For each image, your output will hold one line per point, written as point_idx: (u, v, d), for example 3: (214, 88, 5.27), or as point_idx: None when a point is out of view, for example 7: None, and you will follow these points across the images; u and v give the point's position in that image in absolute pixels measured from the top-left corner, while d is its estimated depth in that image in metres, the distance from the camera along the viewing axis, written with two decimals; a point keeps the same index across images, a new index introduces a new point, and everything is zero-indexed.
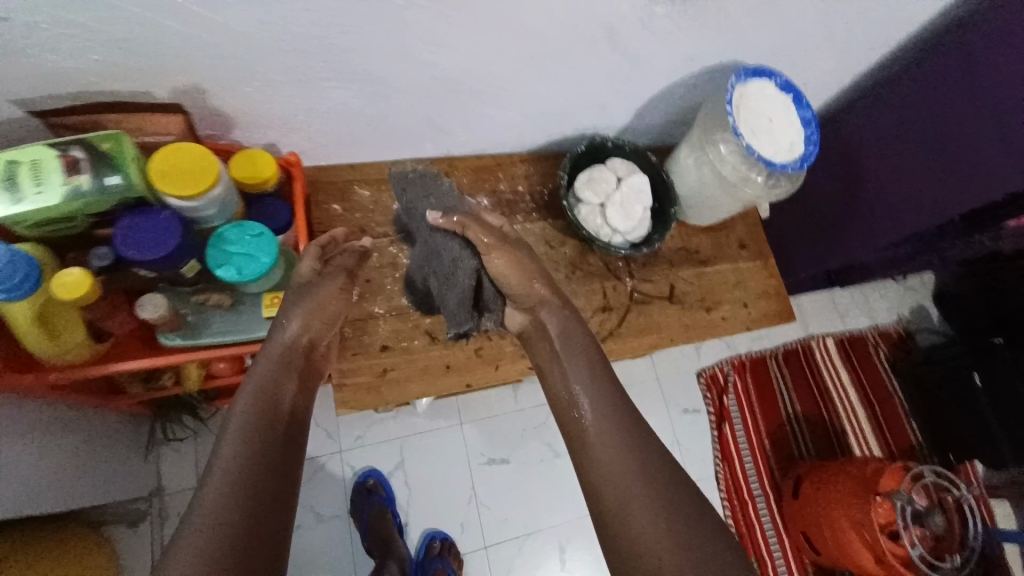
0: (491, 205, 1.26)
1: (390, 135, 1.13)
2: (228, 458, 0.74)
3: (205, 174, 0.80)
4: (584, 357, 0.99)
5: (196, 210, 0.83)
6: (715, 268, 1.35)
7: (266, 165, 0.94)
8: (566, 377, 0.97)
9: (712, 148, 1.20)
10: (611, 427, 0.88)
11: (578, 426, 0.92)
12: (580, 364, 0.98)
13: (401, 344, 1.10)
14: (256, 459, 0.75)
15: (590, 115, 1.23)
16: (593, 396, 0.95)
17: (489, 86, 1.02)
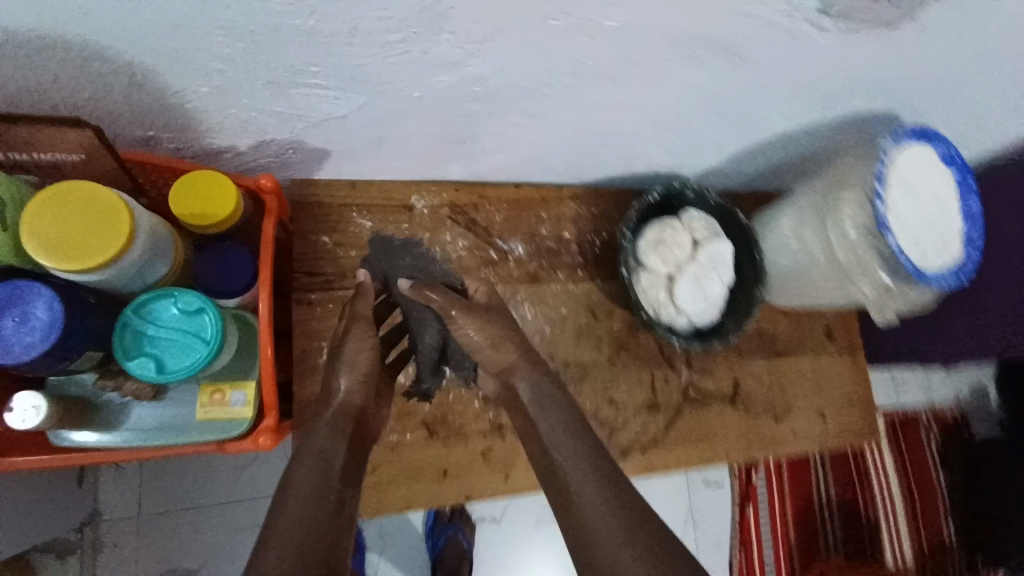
0: (527, 254, 0.97)
1: (405, 155, 0.83)
2: (287, 510, 0.60)
3: (111, 233, 0.53)
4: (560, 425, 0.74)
5: (98, 282, 0.56)
6: (791, 363, 1.08)
7: (225, 201, 0.67)
8: (542, 437, 0.74)
9: (834, 227, 0.87)
10: (599, 504, 0.64)
11: (560, 489, 0.69)
12: (555, 436, 0.73)
13: (389, 438, 0.85)
14: (311, 529, 0.59)
15: (670, 154, 0.93)
16: (579, 448, 0.71)
17: (546, 101, 0.72)
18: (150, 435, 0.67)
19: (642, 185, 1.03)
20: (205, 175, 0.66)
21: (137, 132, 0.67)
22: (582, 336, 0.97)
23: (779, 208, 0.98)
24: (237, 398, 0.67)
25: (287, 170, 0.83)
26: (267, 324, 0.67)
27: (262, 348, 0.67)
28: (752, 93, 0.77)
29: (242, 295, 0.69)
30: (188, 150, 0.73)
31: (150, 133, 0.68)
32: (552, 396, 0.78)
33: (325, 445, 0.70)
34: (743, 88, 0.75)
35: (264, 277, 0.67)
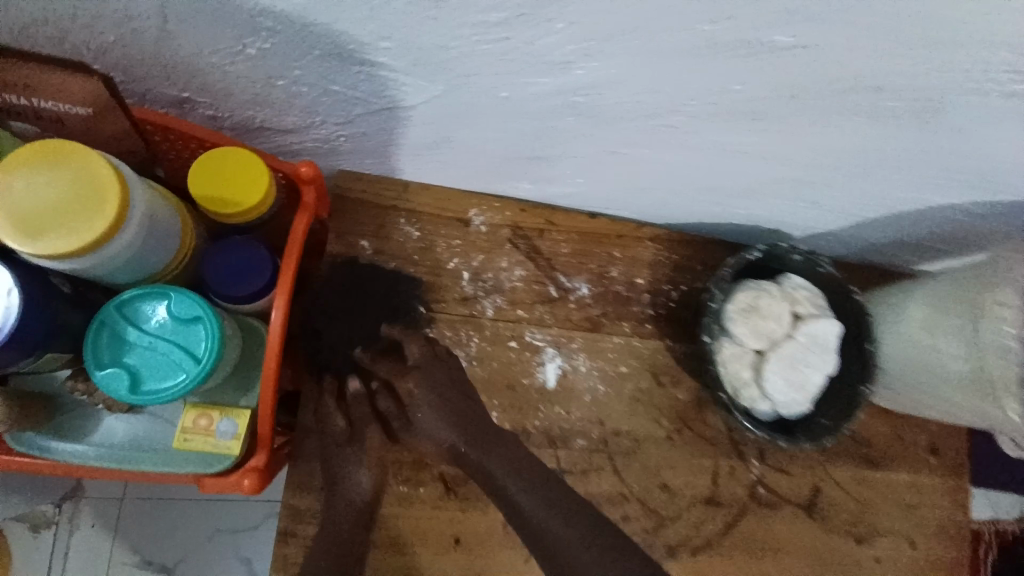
0: (590, 297, 0.83)
1: (472, 165, 0.71)
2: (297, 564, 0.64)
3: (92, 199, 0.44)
4: (530, 481, 0.68)
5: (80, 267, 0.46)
6: (878, 473, 0.90)
7: (256, 186, 0.55)
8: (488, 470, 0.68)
9: (983, 329, 0.71)
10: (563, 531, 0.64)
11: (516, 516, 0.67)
12: (530, 490, 0.67)
13: (398, 489, 0.72)
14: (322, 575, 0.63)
15: (782, 209, 0.77)
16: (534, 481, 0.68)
17: (656, 127, 0.59)
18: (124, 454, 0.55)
19: (738, 237, 0.87)
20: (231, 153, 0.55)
21: (169, 91, 0.57)
22: (640, 404, 0.82)
23: (907, 293, 0.81)
24: (226, 427, 0.55)
25: (334, 159, 0.72)
26: (277, 344, 0.54)
27: (268, 372, 0.54)
28: (916, 156, 0.61)
29: (254, 300, 0.57)
30: (226, 119, 0.62)
31: (184, 93, 0.58)
32: (506, 458, 0.69)
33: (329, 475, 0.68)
34: (908, 148, 0.59)
35: (284, 286, 0.55)
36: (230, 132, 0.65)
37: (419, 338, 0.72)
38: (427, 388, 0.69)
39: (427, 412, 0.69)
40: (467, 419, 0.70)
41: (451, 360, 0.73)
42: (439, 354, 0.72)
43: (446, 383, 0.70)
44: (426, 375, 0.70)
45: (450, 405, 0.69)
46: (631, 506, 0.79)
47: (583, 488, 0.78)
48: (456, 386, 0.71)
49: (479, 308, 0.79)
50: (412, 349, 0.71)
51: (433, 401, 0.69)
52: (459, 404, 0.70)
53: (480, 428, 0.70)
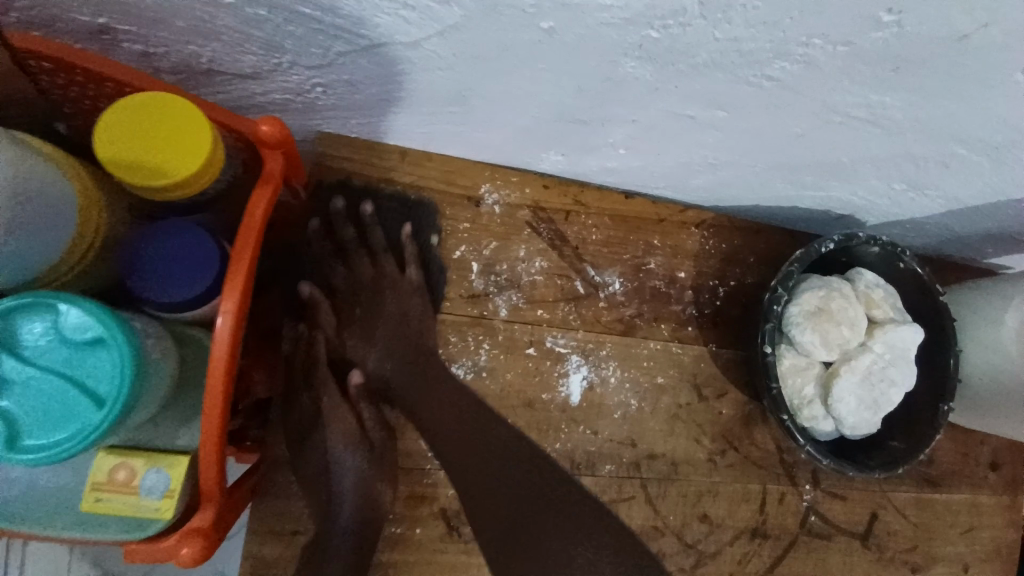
0: (623, 293, 0.69)
1: (490, 127, 0.55)
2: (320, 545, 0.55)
3: None
4: (458, 440, 0.60)
5: None
6: (944, 496, 0.78)
7: (189, 143, 0.40)
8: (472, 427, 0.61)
9: None
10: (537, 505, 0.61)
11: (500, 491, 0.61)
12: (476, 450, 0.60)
13: (391, 529, 0.60)
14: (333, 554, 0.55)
15: (865, 190, 0.63)
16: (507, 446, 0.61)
17: (748, 80, 0.44)
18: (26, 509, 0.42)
19: (798, 223, 0.73)
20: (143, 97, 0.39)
21: (79, 15, 0.41)
22: (679, 421, 0.69)
23: (1000, 295, 0.69)
24: (153, 482, 0.41)
25: (312, 119, 0.56)
26: (225, 364, 0.39)
27: (212, 402, 0.40)
28: None
29: (194, 309, 0.42)
30: (163, 59, 0.46)
31: (101, 20, 0.42)
32: (440, 406, 0.61)
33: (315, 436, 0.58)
34: None
35: (234, 283, 0.40)
36: (171, 77, 0.49)
37: (362, 255, 0.63)
38: (365, 312, 0.63)
39: (357, 342, 0.63)
40: (410, 352, 0.62)
41: (403, 281, 0.63)
42: (389, 275, 0.63)
43: (387, 306, 0.63)
44: (363, 295, 0.63)
45: (391, 325, 0.63)
46: (667, 541, 0.67)
47: None
48: (400, 313, 0.63)
49: (491, 306, 0.64)
50: (361, 268, 0.63)
51: (376, 324, 0.63)
52: (399, 326, 0.62)
53: (418, 355, 0.62)
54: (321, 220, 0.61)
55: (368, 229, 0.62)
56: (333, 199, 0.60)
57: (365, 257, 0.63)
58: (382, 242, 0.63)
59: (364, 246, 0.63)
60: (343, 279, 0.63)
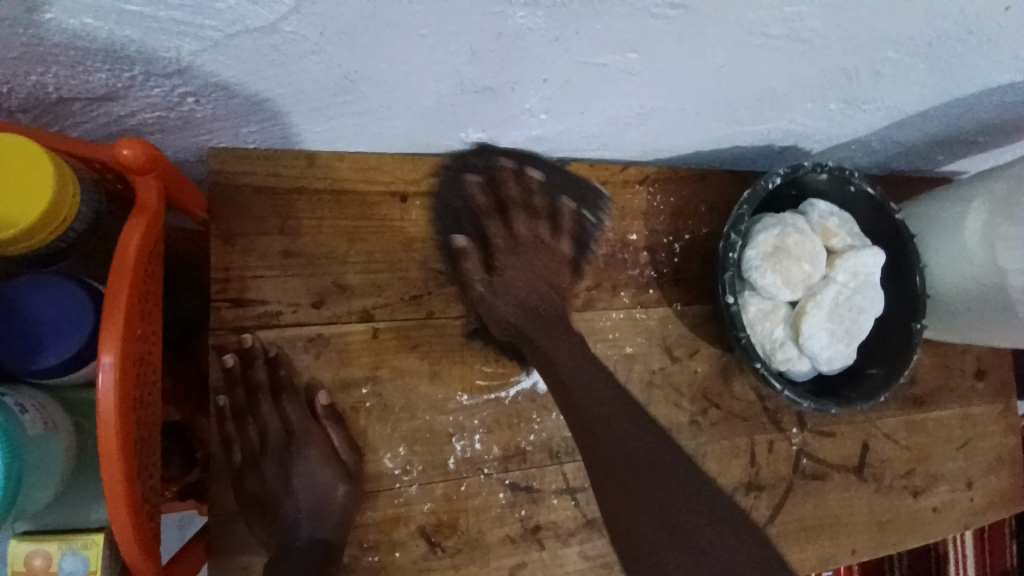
0: (580, 266, 0.65)
1: (394, 112, 0.51)
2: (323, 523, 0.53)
3: None
4: (582, 373, 0.55)
5: None
6: (932, 414, 0.77)
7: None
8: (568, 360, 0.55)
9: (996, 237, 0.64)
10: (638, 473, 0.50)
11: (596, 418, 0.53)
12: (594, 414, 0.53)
13: (369, 560, 0.55)
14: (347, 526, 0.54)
15: (805, 116, 0.61)
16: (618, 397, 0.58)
17: (653, 12, 0.40)
18: None
19: (744, 163, 0.71)
20: (60, 170, 0.36)
21: None
22: (656, 388, 0.66)
23: (955, 201, 0.68)
24: (73, 565, 0.36)
25: (203, 137, 0.51)
26: (113, 428, 0.34)
27: (110, 473, 0.35)
28: None
29: (76, 368, 0.37)
30: (9, 99, 0.41)
31: None
32: (571, 350, 0.56)
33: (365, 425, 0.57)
34: None
35: (109, 336, 0.35)
36: (23, 116, 0.43)
37: (523, 211, 0.61)
38: (518, 269, 0.60)
39: (507, 291, 0.59)
40: (547, 314, 0.59)
41: (555, 250, 0.62)
42: (544, 238, 0.62)
43: (535, 266, 0.61)
44: (520, 253, 0.61)
45: (540, 280, 0.61)
46: None
47: None
48: (550, 277, 0.61)
49: (438, 305, 0.60)
50: (518, 227, 0.61)
51: (526, 281, 0.60)
52: (541, 287, 0.60)
53: (551, 312, 0.59)
54: (482, 180, 0.60)
55: (531, 193, 0.61)
56: (528, 167, 0.61)
57: (523, 216, 0.61)
58: (544, 205, 0.62)
59: (523, 205, 0.61)
60: (502, 240, 0.60)
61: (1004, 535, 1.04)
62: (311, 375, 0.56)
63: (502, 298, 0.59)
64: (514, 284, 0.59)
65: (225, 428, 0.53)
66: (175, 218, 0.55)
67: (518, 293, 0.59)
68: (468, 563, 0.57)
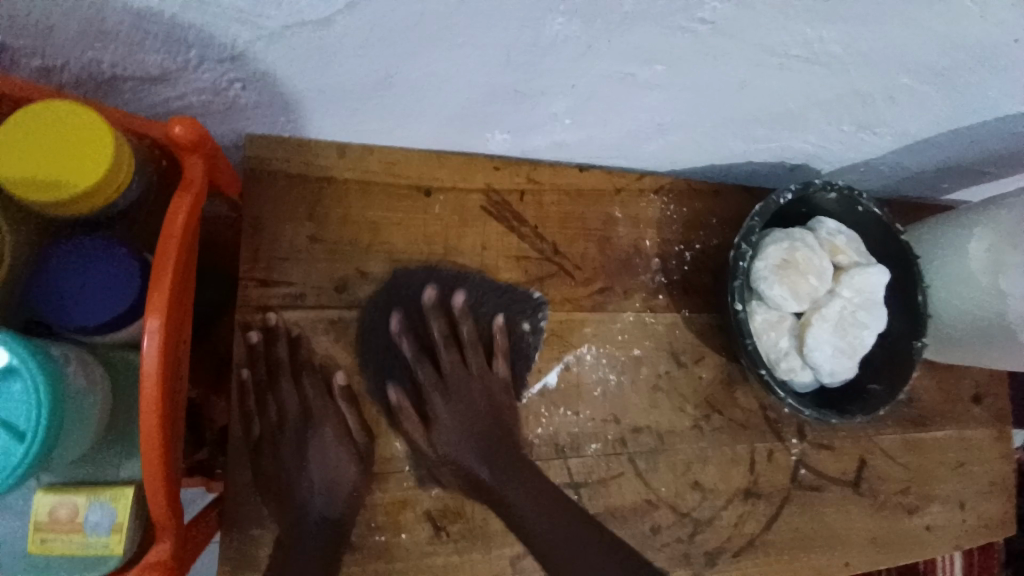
0: (593, 270, 0.67)
1: (427, 111, 0.53)
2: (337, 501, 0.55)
3: None
4: (529, 494, 0.58)
5: None
6: (930, 435, 0.79)
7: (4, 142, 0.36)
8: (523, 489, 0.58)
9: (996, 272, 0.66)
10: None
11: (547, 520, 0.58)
12: (557, 502, 0.58)
13: (375, 540, 0.56)
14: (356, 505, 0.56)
15: (817, 136, 0.63)
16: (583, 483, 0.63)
17: (680, 26, 0.43)
18: None
19: (756, 179, 0.73)
20: (118, 175, 0.38)
21: None
22: (661, 392, 0.68)
23: (960, 226, 0.70)
24: (98, 517, 0.37)
25: (242, 123, 0.53)
26: (155, 388, 0.37)
27: (148, 430, 0.37)
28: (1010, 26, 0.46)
29: (123, 327, 0.39)
30: (64, 71, 0.43)
31: None
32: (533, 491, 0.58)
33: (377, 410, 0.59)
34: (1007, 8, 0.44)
35: (157, 299, 0.37)
36: (77, 91, 0.46)
37: (445, 351, 0.61)
38: (453, 401, 0.61)
39: (441, 433, 0.59)
40: (491, 446, 0.60)
41: (490, 375, 0.62)
42: (473, 370, 0.62)
43: (470, 403, 0.61)
44: (450, 391, 0.61)
45: (476, 410, 0.61)
46: (662, 514, 0.66)
47: (604, 502, 0.64)
48: (481, 408, 0.61)
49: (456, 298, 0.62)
50: (450, 363, 0.62)
51: (464, 412, 0.61)
52: (475, 421, 0.61)
53: (503, 448, 0.60)
54: (438, 291, 0.61)
55: (457, 320, 0.62)
56: (454, 295, 0.61)
57: (450, 349, 0.62)
58: (469, 335, 0.62)
59: (448, 338, 0.62)
60: (455, 368, 0.62)
61: (996, 564, 1.05)
62: (329, 357, 0.58)
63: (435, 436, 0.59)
64: (453, 422, 0.60)
65: (245, 402, 0.55)
66: (207, 200, 0.57)
67: (455, 423, 0.60)
68: (471, 549, 0.58)
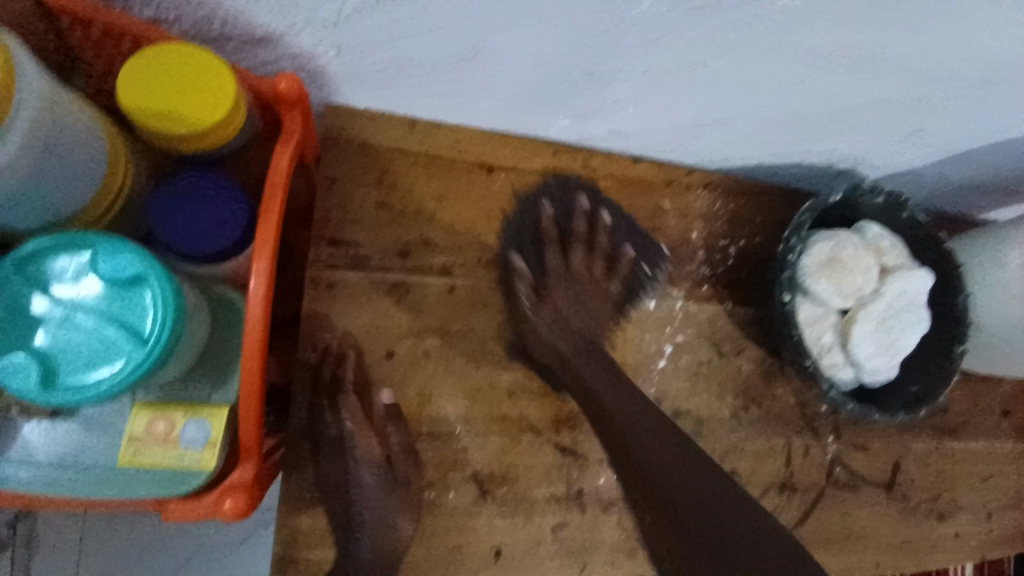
0: (640, 256, 0.70)
1: (500, 90, 0.56)
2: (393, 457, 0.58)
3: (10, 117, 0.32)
4: (648, 407, 0.62)
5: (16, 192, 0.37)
6: (961, 445, 0.79)
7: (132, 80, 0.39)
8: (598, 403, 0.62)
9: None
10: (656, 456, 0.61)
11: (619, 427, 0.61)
12: (640, 418, 0.62)
13: (421, 496, 0.58)
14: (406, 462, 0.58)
15: (867, 139, 0.65)
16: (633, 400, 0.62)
17: (757, 16, 0.46)
18: (71, 478, 0.40)
19: (801, 181, 0.75)
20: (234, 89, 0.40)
21: None
22: (701, 379, 0.69)
23: (1000, 236, 0.71)
24: (193, 434, 0.40)
25: (326, 91, 0.56)
26: (262, 323, 0.40)
27: (250, 359, 0.40)
28: None
29: (226, 261, 0.43)
30: (174, 27, 0.46)
31: None
32: (619, 392, 0.62)
33: (431, 374, 0.60)
34: None
35: (264, 242, 0.41)
36: None
37: (580, 249, 0.68)
38: (569, 300, 0.67)
39: (559, 313, 0.66)
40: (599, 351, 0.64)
41: (602, 286, 0.68)
42: (597, 278, 0.69)
43: (583, 302, 0.67)
44: (569, 289, 0.67)
45: (587, 316, 0.67)
46: None
47: None
48: (598, 321, 0.67)
49: (509, 273, 0.64)
50: (575, 263, 0.68)
51: (580, 314, 0.66)
52: (586, 318, 0.67)
53: (601, 354, 0.64)
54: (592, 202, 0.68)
55: (596, 232, 0.68)
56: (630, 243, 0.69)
57: (581, 251, 0.68)
58: (605, 247, 0.69)
59: (583, 240, 0.68)
60: (558, 268, 0.67)
61: None
62: (387, 318, 0.60)
63: (556, 329, 0.64)
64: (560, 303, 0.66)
65: (309, 354, 0.57)
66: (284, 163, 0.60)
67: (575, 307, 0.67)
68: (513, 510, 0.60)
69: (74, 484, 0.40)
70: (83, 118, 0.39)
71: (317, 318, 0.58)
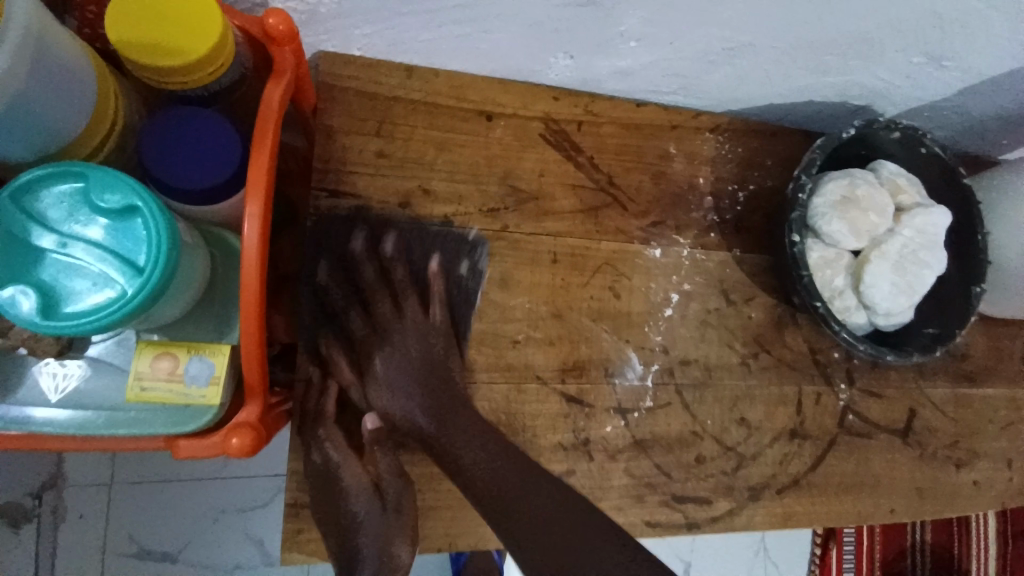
0: (646, 203, 0.68)
1: (498, 26, 0.54)
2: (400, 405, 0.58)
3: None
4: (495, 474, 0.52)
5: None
6: (981, 391, 0.77)
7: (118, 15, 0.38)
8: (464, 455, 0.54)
9: None
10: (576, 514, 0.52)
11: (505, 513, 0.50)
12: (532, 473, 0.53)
13: None
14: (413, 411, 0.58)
15: (884, 70, 0.62)
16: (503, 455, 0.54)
17: None
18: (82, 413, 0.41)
19: (814, 121, 0.72)
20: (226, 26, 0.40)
21: None
22: (710, 327, 0.68)
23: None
24: (196, 370, 0.41)
25: (320, 35, 0.55)
26: (256, 259, 0.39)
27: (249, 298, 0.40)
28: None
29: (224, 199, 0.42)
30: None
31: None
32: (488, 455, 0.53)
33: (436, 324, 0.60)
34: None
35: (257, 181, 0.40)
36: None
37: (387, 299, 0.58)
38: (394, 345, 0.58)
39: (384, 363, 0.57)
40: (440, 393, 0.57)
41: (424, 318, 0.59)
42: (409, 313, 0.59)
43: (398, 346, 0.58)
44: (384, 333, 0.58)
45: (410, 356, 0.58)
46: (706, 445, 0.66)
47: (650, 429, 0.65)
48: (421, 354, 0.58)
49: (511, 221, 0.63)
50: (379, 308, 0.58)
51: (403, 354, 0.58)
52: (417, 356, 0.58)
53: (445, 390, 0.57)
54: (367, 234, 0.59)
55: (391, 260, 0.59)
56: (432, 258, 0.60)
57: (386, 300, 0.59)
58: (404, 277, 0.59)
59: (385, 289, 0.59)
60: (360, 323, 0.58)
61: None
62: (390, 268, 0.60)
63: (371, 380, 0.57)
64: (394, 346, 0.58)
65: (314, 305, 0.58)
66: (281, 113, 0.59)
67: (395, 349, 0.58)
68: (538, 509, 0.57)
69: (77, 423, 0.40)
70: (67, 46, 0.38)
71: (321, 269, 0.58)
